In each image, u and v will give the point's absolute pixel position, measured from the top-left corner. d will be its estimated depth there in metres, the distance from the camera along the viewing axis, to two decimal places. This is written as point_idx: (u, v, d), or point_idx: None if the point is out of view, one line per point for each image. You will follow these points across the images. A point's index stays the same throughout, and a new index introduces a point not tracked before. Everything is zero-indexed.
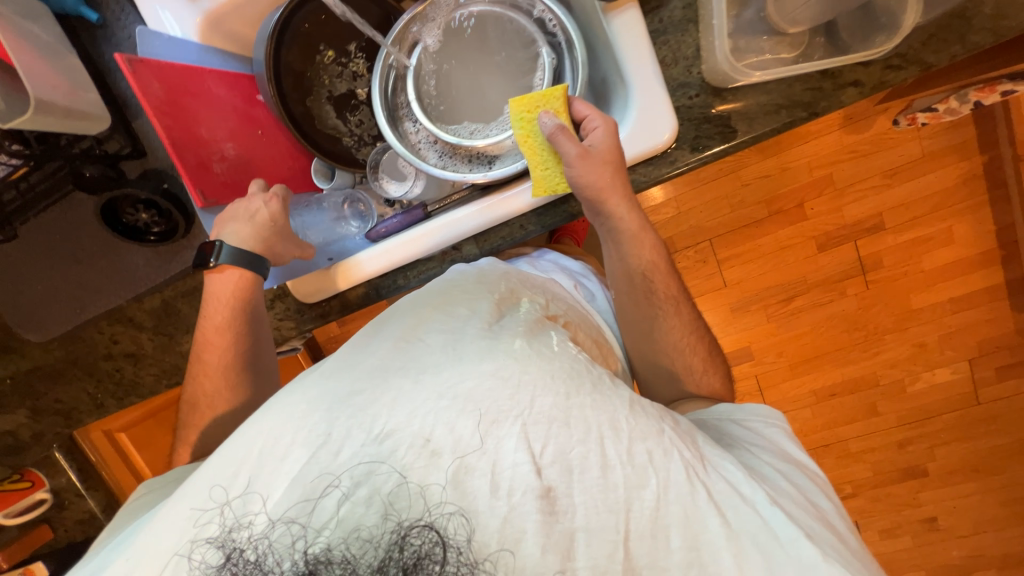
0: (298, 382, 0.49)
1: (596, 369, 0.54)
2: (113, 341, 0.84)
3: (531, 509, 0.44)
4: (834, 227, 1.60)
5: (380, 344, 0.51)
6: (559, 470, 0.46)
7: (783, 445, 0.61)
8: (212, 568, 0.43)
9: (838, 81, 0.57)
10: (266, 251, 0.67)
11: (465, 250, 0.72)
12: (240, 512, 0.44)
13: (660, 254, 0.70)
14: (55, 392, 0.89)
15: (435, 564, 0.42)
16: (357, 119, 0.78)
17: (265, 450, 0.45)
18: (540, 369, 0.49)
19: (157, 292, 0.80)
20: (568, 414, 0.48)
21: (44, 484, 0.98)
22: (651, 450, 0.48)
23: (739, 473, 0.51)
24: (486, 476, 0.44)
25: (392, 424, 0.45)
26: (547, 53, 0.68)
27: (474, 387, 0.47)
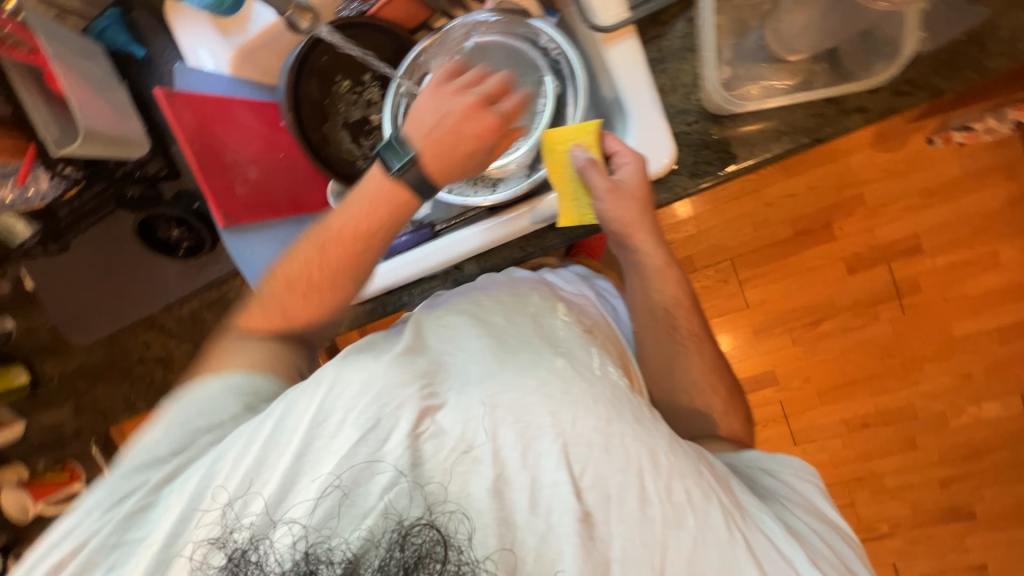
0: (347, 360, 0.49)
1: (636, 400, 0.53)
2: (145, 346, 0.91)
3: (570, 531, 0.47)
4: (865, 248, 1.53)
5: (425, 343, 0.52)
6: (598, 496, 0.48)
7: (816, 501, 0.62)
8: (216, 566, 0.47)
9: (842, 107, 0.57)
10: (443, 160, 0.56)
11: (466, 268, 0.75)
12: (245, 511, 0.47)
13: (685, 291, 0.69)
14: (94, 392, 0.96)
15: (436, 562, 0.45)
16: (370, 142, 0.81)
17: (312, 431, 0.47)
18: (583, 388, 0.50)
19: (186, 302, 0.87)
20: (610, 438, 0.48)
21: (80, 477, 1.05)
22: (690, 492, 0.49)
23: (763, 520, 0.53)
24: (525, 490, 0.47)
25: (438, 425, 0.47)
26: (550, 81, 0.70)
27: (516, 399, 0.48)
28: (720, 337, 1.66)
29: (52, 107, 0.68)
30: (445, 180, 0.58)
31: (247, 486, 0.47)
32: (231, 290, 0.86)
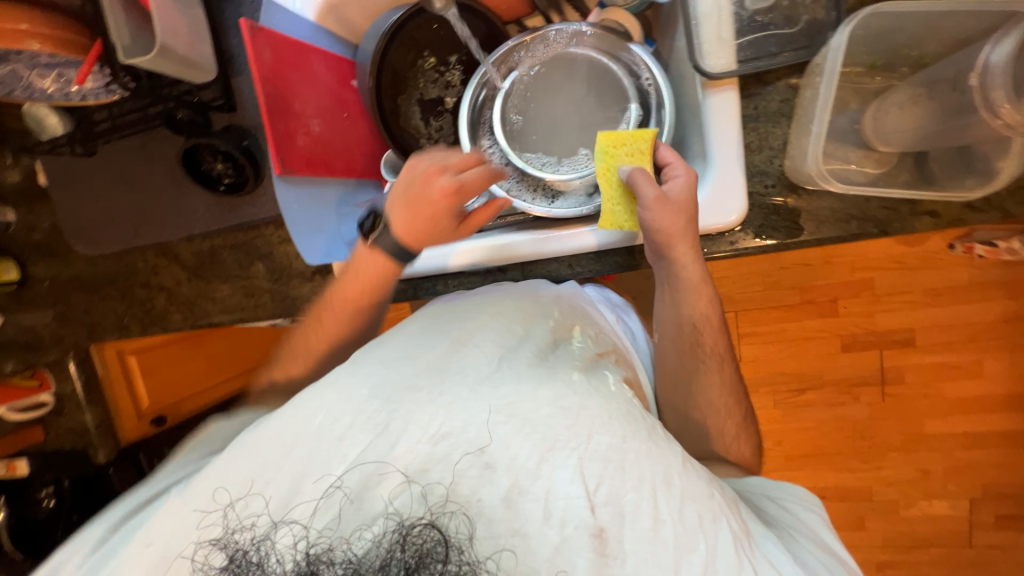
0: (355, 368, 0.56)
1: (649, 419, 0.57)
2: (154, 272, 0.88)
3: (583, 546, 0.48)
4: (862, 331, 1.58)
5: (437, 343, 0.58)
6: (612, 513, 0.49)
7: (820, 531, 0.62)
8: (217, 567, 0.49)
9: (915, 208, 0.58)
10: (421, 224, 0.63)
11: (510, 273, 0.73)
12: (247, 518, 0.51)
13: (713, 310, 0.67)
14: (87, 304, 0.94)
15: (436, 561, 0.48)
16: (438, 125, 0.80)
17: (321, 433, 0.52)
18: (600, 401, 0.55)
19: (208, 238, 0.84)
20: (617, 452, 0.51)
21: (50, 388, 1.01)
22: (702, 515, 0.50)
23: (767, 544, 0.54)
24: (539, 501, 0.49)
25: (449, 429, 0.51)
26: (634, 109, 0.70)
27: (533, 410, 0.52)
28: None
29: (128, 12, 0.66)
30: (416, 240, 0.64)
31: (246, 486, 0.51)
32: (259, 237, 0.81)
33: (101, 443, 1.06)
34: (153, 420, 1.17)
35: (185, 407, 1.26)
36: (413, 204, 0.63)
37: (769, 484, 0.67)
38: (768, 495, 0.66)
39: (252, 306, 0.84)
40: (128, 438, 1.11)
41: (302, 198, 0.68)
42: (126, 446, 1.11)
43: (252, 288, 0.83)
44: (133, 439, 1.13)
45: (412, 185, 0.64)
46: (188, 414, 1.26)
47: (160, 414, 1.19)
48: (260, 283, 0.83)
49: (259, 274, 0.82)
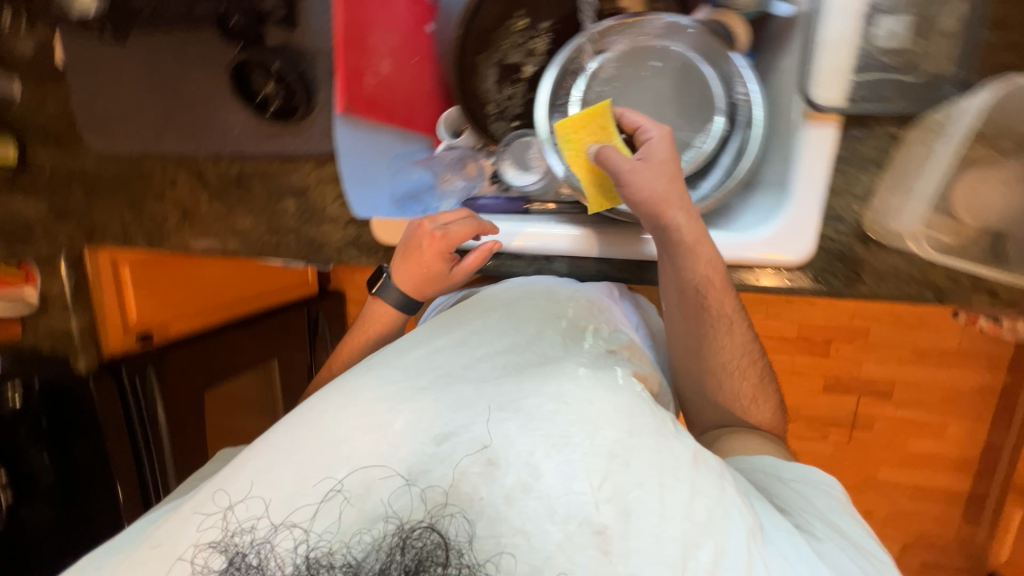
0: (362, 376, 0.58)
1: (659, 413, 0.56)
2: (171, 185, 0.82)
3: (586, 544, 0.47)
4: (846, 375, 1.63)
5: (442, 344, 0.61)
6: (616, 511, 0.48)
7: (835, 514, 0.57)
8: (216, 570, 0.49)
9: (976, 282, 0.59)
10: (426, 284, 0.68)
11: (556, 266, 0.72)
12: (245, 520, 0.51)
13: (717, 270, 0.62)
14: (89, 204, 0.87)
15: (437, 565, 0.48)
16: (511, 93, 0.75)
17: (326, 424, 0.54)
18: (603, 394, 0.54)
19: (238, 161, 0.78)
20: (619, 445, 0.51)
21: (36, 283, 0.94)
22: (711, 508, 0.49)
23: (775, 533, 0.51)
24: (542, 498, 0.49)
25: (452, 428, 0.52)
26: (720, 123, 0.67)
27: (542, 408, 0.53)
28: None
29: None
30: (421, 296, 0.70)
31: (245, 492, 0.52)
32: (295, 173, 0.75)
33: (82, 351, 1.00)
34: (139, 337, 1.11)
35: (174, 329, 1.21)
36: (418, 265, 0.67)
37: (781, 465, 0.63)
38: (780, 479, 0.62)
39: (274, 244, 0.79)
40: (114, 352, 1.06)
41: (360, 145, 0.64)
42: (106, 359, 1.04)
43: (278, 224, 0.78)
44: (119, 352, 1.07)
45: (407, 240, 0.66)
46: (174, 339, 1.21)
47: (148, 331, 1.14)
48: (287, 221, 0.78)
49: (288, 211, 0.77)
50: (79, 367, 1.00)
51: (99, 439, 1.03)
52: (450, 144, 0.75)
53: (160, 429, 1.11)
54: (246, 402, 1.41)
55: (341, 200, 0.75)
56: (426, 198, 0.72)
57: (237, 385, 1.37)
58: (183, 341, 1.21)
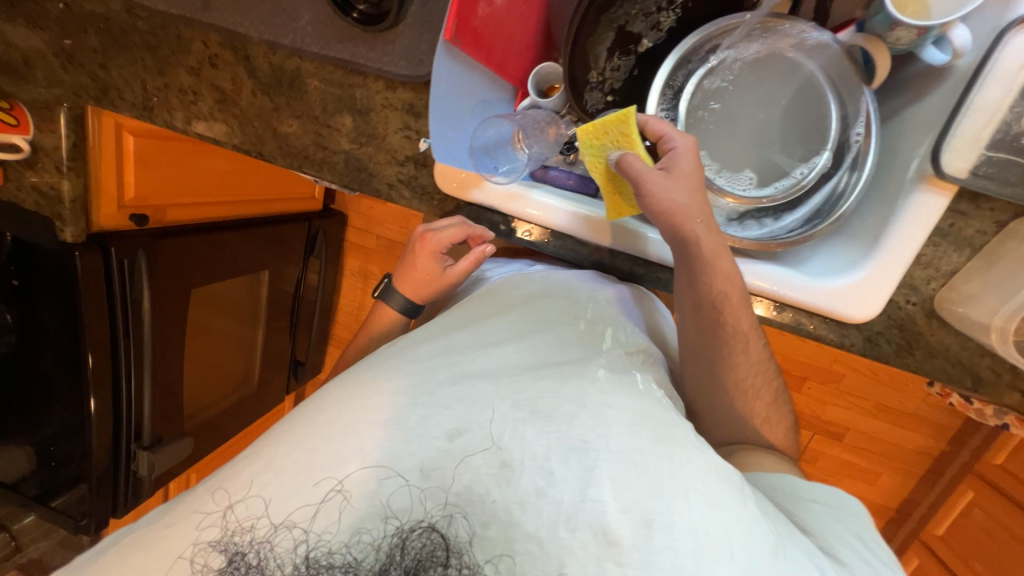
0: (371, 368, 0.58)
1: (681, 423, 0.55)
2: (211, 62, 0.71)
3: (600, 552, 0.47)
4: (810, 414, 1.71)
5: (451, 337, 0.60)
6: (635, 523, 0.47)
7: (856, 539, 0.54)
8: (214, 570, 0.49)
9: (1015, 380, 0.60)
10: (422, 285, 0.71)
11: (618, 261, 0.69)
12: (244, 519, 0.50)
13: (736, 288, 0.60)
14: (105, 57, 0.75)
15: (437, 565, 0.48)
16: (617, 64, 0.68)
17: (337, 406, 0.54)
18: (625, 400, 0.54)
19: (296, 57, 0.68)
20: (636, 453, 0.50)
21: (27, 132, 0.80)
22: (728, 524, 0.48)
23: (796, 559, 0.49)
24: (557, 504, 0.49)
25: (464, 424, 0.52)
26: (825, 158, 0.64)
27: (559, 412, 0.52)
28: None
29: None
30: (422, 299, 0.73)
31: (243, 493, 0.51)
32: (361, 89, 0.67)
33: (72, 220, 0.88)
34: (133, 216, 1.01)
35: (170, 216, 1.11)
36: (415, 267, 0.71)
37: (801, 483, 0.60)
38: (796, 498, 0.59)
39: (319, 161, 0.72)
40: (102, 226, 0.97)
41: (453, 79, 0.60)
42: (94, 233, 0.95)
43: (327, 140, 0.71)
44: (107, 227, 0.98)
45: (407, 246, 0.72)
46: (170, 225, 1.11)
47: (143, 212, 1.03)
48: (339, 140, 0.70)
49: (343, 129, 0.70)
50: (64, 237, 0.90)
51: (73, 317, 0.95)
52: (536, 103, 0.68)
53: (143, 323, 1.04)
54: (234, 305, 1.36)
55: (404, 133, 0.68)
56: (497, 156, 0.66)
57: (226, 286, 1.29)
58: (178, 231, 1.12)
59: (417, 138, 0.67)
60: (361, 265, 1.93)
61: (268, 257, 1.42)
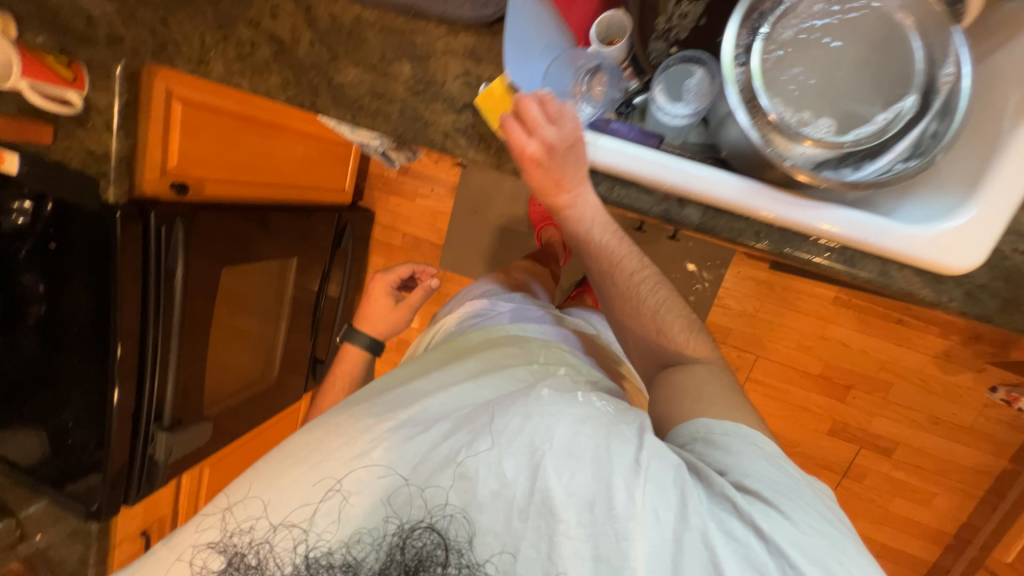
0: (357, 407, 0.74)
1: (614, 425, 0.65)
2: (271, 14, 0.71)
3: (552, 531, 0.59)
4: (854, 425, 1.61)
5: (425, 381, 0.77)
6: (576, 507, 0.59)
7: (761, 465, 0.61)
8: (214, 568, 0.64)
9: None
10: (381, 319, 1.16)
11: (687, 212, 0.63)
12: (242, 524, 0.65)
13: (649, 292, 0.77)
14: (166, 13, 0.76)
15: (438, 561, 0.61)
16: (685, 10, 0.65)
17: (332, 440, 0.69)
18: (564, 412, 0.65)
19: (357, 5, 0.68)
20: (572, 448, 0.62)
21: (83, 89, 0.82)
22: (653, 500, 0.58)
23: (708, 507, 0.58)
24: (512, 502, 0.60)
25: (428, 451, 0.66)
26: (910, 103, 0.60)
27: (505, 426, 0.64)
28: None
29: None
30: (381, 330, 1.15)
31: (240, 499, 0.67)
32: (422, 35, 0.66)
33: (117, 181, 0.87)
34: (174, 184, 1.01)
35: (209, 189, 1.11)
36: (376, 304, 1.17)
37: (716, 425, 0.65)
38: (710, 441, 0.64)
39: (373, 111, 0.70)
40: (143, 191, 0.96)
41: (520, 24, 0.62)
42: (135, 199, 0.94)
43: (383, 89, 0.69)
44: (148, 193, 0.97)
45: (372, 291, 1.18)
46: (207, 200, 1.11)
47: (184, 182, 1.03)
48: (395, 89, 0.69)
49: (400, 77, 0.68)
50: (107, 197, 0.89)
51: (106, 279, 0.93)
52: (597, 51, 0.67)
53: (173, 298, 1.01)
54: (263, 305, 1.36)
55: (463, 79, 0.66)
56: None
57: (257, 272, 1.28)
58: (217, 206, 1.12)
59: (477, 83, 0.66)
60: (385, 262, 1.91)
61: (297, 244, 1.41)
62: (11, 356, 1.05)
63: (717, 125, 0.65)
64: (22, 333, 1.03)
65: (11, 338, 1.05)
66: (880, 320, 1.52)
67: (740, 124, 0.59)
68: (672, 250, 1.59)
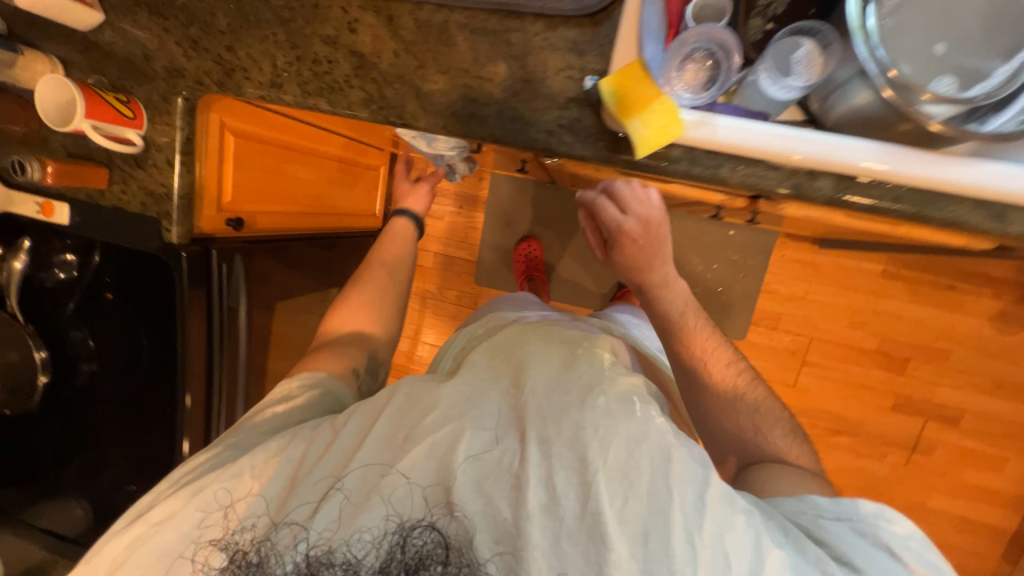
0: (404, 389, 0.72)
1: (669, 440, 0.63)
2: (350, 28, 0.69)
3: (568, 543, 0.57)
4: (917, 397, 1.59)
5: (476, 373, 0.75)
6: (595, 526, 0.57)
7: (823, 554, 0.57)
8: (214, 566, 0.62)
9: None
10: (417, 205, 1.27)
11: (819, 182, 0.61)
12: (246, 521, 0.64)
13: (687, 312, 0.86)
14: (232, 39, 0.73)
15: (436, 562, 0.58)
16: None
17: (373, 431, 0.67)
18: (618, 423, 0.64)
19: (445, 10, 0.66)
20: (626, 470, 0.60)
21: (141, 128, 0.77)
22: (685, 522, 0.57)
23: (793, 563, 0.56)
24: (540, 509, 0.59)
25: (473, 457, 0.63)
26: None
27: (561, 433, 0.63)
28: None
29: None
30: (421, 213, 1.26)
31: (246, 493, 0.65)
32: (518, 34, 0.65)
33: (180, 219, 0.83)
34: (230, 219, 0.97)
35: (259, 222, 1.07)
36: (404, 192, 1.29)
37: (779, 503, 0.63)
38: (819, 518, 0.63)
39: (468, 116, 0.67)
40: (203, 229, 0.91)
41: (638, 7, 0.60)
42: (196, 239, 0.89)
43: (477, 92, 0.67)
44: (207, 231, 0.92)
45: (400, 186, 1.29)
46: (259, 233, 1.07)
47: (239, 216, 1.00)
48: (491, 90, 0.66)
49: (496, 78, 0.66)
50: (169, 237, 0.83)
51: (173, 324, 0.88)
52: (701, 32, 0.64)
53: (238, 331, 0.95)
54: None
55: (566, 74, 0.64)
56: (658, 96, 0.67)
57: (305, 301, 1.18)
58: (269, 239, 1.07)
59: (581, 77, 0.64)
60: (417, 285, 1.86)
61: (340, 273, 1.36)
62: (62, 422, 0.98)
63: (828, 100, 0.65)
64: (75, 396, 0.96)
65: (60, 403, 0.97)
66: (929, 289, 1.52)
67: (867, 90, 0.60)
68: (714, 241, 1.58)
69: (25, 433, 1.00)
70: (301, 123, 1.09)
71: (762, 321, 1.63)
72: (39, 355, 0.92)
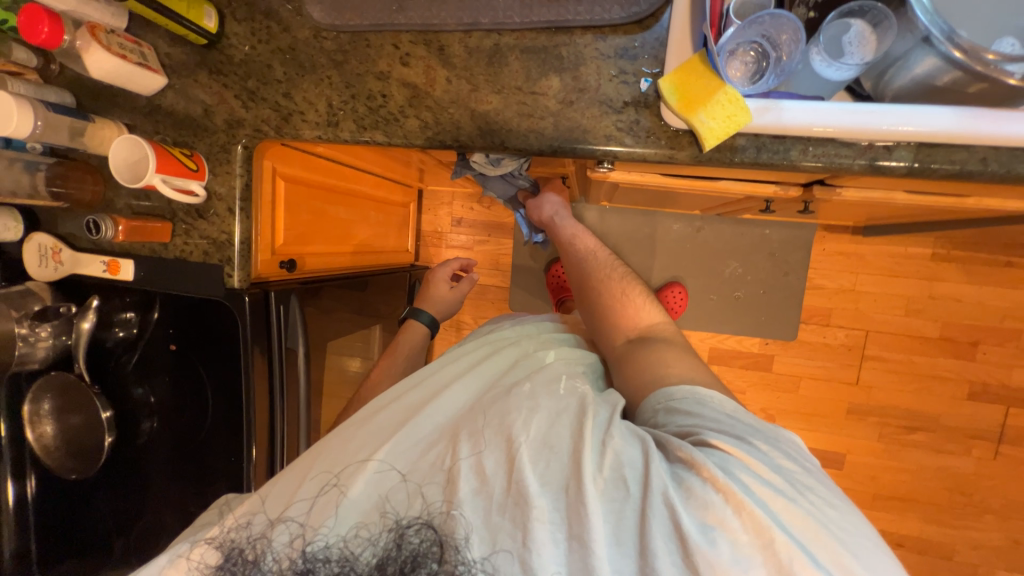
0: (366, 406, 0.70)
1: (601, 407, 0.60)
2: (403, 61, 0.71)
3: (545, 513, 0.49)
4: (994, 383, 1.50)
5: (428, 380, 0.73)
6: (558, 486, 0.51)
7: (739, 450, 0.53)
8: (210, 565, 0.53)
9: None
10: (444, 307, 1.23)
11: (896, 154, 0.59)
12: (241, 519, 0.57)
13: (590, 241, 0.95)
14: (287, 86, 0.76)
15: (432, 562, 0.48)
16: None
17: (332, 438, 0.64)
18: (553, 396, 0.61)
19: (494, 34, 0.69)
20: (549, 437, 0.54)
21: (203, 179, 0.80)
22: (660, 476, 0.50)
23: (686, 474, 0.51)
24: (500, 481, 0.51)
25: (424, 443, 0.59)
26: None
27: (501, 407, 0.59)
28: (806, 398, 1.60)
29: None
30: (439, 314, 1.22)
31: (251, 495, 0.60)
32: (567, 46, 0.67)
33: (242, 264, 0.84)
34: (283, 262, 0.99)
35: (308, 264, 1.09)
36: (434, 287, 1.24)
37: (675, 397, 0.63)
38: (679, 405, 0.62)
39: (524, 130, 0.68)
40: (262, 276, 0.93)
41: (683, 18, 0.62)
42: (255, 283, 0.90)
43: (533, 107, 0.68)
44: (265, 275, 0.94)
45: (427, 280, 1.26)
46: (309, 275, 1.08)
47: (291, 258, 1.01)
48: (546, 103, 0.67)
49: (550, 91, 0.67)
50: (232, 282, 0.84)
51: (235, 367, 0.88)
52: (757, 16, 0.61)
53: (297, 377, 0.94)
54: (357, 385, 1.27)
55: (619, 79, 0.65)
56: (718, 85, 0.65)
57: (348, 341, 1.17)
58: (319, 279, 1.09)
59: (635, 80, 0.65)
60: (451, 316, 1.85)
61: (381, 311, 1.36)
62: (125, 484, 0.96)
63: (886, 74, 0.64)
64: (139, 455, 0.95)
65: (125, 465, 0.95)
66: (986, 267, 1.46)
67: (932, 56, 0.59)
68: (751, 242, 1.55)
69: (84, 502, 0.97)
70: (341, 165, 1.13)
71: (813, 319, 1.58)
72: (107, 415, 0.91)
